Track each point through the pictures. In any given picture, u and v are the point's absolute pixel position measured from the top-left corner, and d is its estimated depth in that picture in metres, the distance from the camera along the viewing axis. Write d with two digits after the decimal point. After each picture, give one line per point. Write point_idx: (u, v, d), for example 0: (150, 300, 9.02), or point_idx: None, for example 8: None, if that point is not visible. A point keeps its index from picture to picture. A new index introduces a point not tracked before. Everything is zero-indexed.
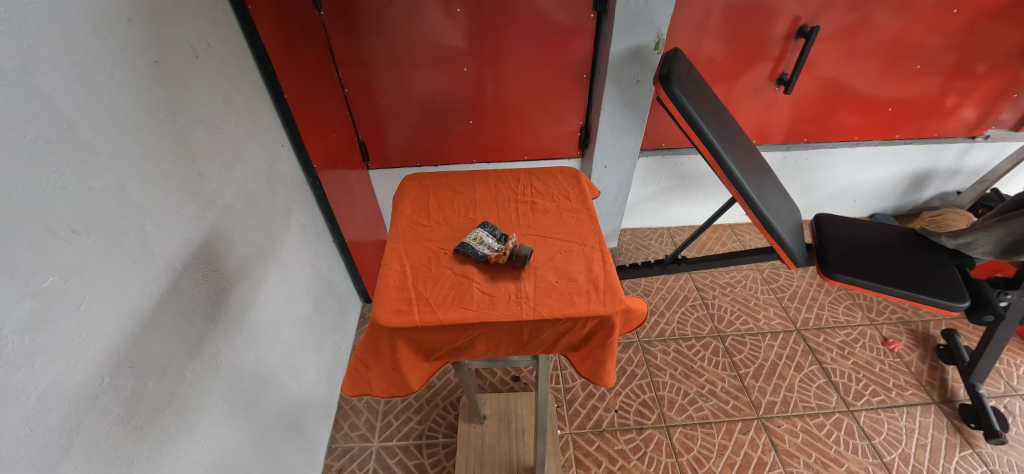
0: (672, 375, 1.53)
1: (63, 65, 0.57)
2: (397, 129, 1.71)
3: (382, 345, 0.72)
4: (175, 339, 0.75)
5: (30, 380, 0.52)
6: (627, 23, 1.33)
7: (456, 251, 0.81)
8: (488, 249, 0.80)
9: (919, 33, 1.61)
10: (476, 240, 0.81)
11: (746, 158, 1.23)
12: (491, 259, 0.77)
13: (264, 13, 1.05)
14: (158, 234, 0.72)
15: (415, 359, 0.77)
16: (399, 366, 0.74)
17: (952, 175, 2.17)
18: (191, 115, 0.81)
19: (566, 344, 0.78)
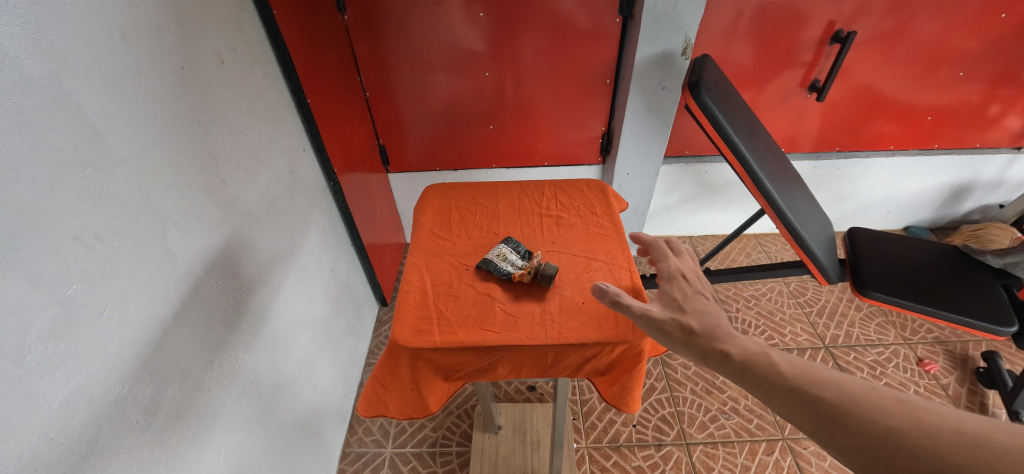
0: (693, 390, 1.49)
1: (92, 74, 0.57)
2: (418, 133, 1.71)
3: (401, 365, 0.71)
4: (195, 344, 0.75)
5: (52, 388, 0.52)
6: (653, 28, 1.29)
7: (478, 267, 0.79)
8: (511, 266, 0.78)
9: (963, 39, 1.53)
10: (499, 256, 0.79)
11: (778, 168, 1.18)
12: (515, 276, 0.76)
13: (288, 18, 1.05)
14: (181, 241, 0.72)
15: (434, 379, 0.75)
16: (418, 387, 0.73)
17: (994, 187, 2.06)
18: (216, 121, 0.81)
19: (592, 369, 0.75)
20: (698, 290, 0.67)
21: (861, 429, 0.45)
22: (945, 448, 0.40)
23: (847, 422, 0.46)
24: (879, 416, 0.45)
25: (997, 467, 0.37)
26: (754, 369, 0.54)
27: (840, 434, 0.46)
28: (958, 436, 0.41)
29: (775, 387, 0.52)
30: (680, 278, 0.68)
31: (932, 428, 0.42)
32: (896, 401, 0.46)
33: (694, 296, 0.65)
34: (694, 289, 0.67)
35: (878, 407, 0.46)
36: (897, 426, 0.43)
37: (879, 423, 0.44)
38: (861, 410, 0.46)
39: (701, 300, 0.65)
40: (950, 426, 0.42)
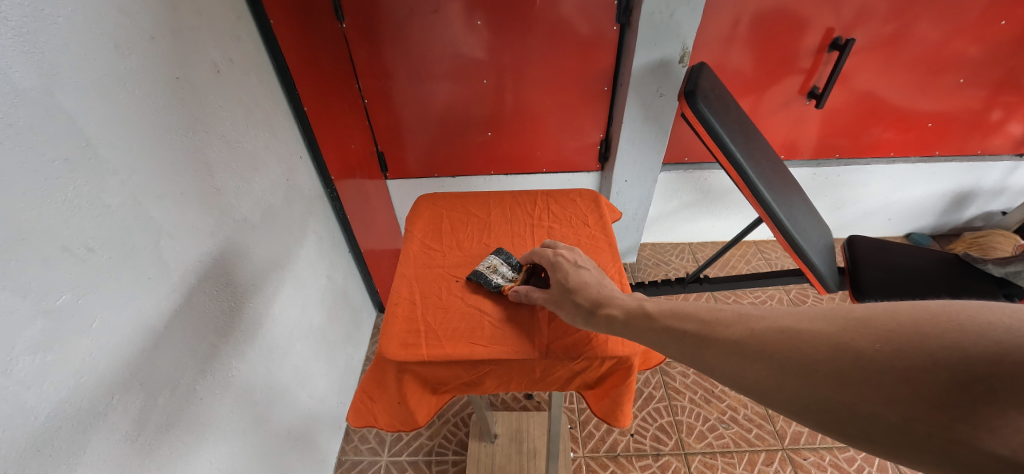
0: (691, 399, 1.47)
1: (85, 84, 0.58)
2: (416, 140, 1.71)
3: (389, 377, 0.71)
4: (187, 353, 0.75)
5: (39, 400, 0.52)
6: (650, 36, 1.29)
7: (469, 279, 0.79)
8: (502, 279, 0.78)
9: (963, 45, 1.52)
10: (490, 269, 0.79)
11: (775, 176, 1.18)
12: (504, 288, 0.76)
13: (286, 27, 1.06)
14: (173, 250, 0.72)
15: (423, 392, 0.74)
16: (405, 400, 0.72)
17: (996, 194, 2.04)
18: (211, 130, 0.82)
19: (581, 382, 0.74)
20: (580, 265, 0.71)
21: (741, 347, 0.46)
22: (803, 339, 0.41)
23: (729, 346, 0.47)
24: (753, 332, 0.46)
25: (805, 351, 0.40)
26: (647, 324, 0.57)
27: (728, 361, 0.46)
28: (813, 325, 0.42)
29: (669, 336, 0.54)
30: (560, 261, 0.72)
31: (792, 327, 0.43)
32: (765, 316, 0.47)
33: (575, 273, 0.70)
34: (576, 266, 0.71)
35: (750, 325, 0.47)
36: (766, 336, 0.44)
37: (755, 340, 0.45)
38: (738, 333, 0.47)
39: (585, 274, 0.69)
40: (806, 319, 0.43)
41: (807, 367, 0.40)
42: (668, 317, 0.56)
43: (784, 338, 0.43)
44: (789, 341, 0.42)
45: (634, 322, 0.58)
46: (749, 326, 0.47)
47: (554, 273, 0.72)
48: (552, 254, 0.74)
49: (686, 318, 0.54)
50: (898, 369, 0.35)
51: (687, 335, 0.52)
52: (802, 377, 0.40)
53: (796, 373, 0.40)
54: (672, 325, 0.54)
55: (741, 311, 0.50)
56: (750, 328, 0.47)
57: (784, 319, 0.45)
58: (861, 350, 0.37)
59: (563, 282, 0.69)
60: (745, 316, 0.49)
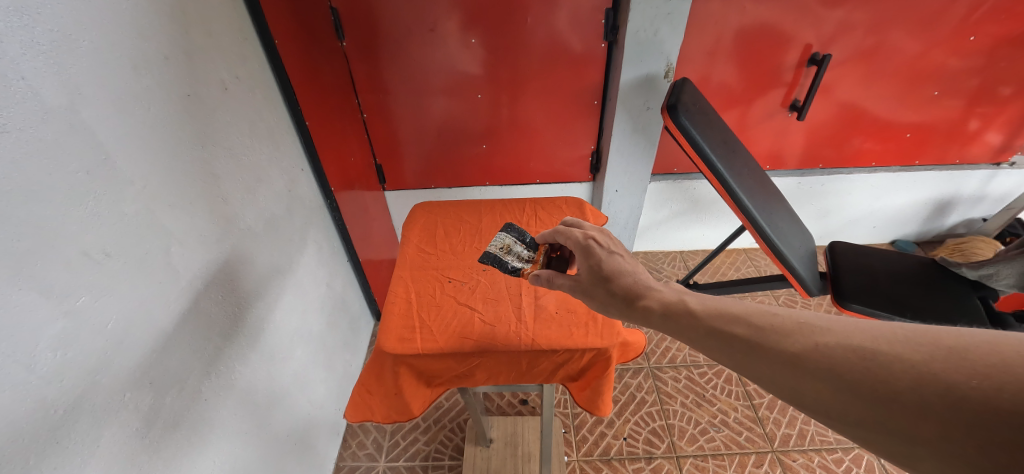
0: (683, 403, 1.50)
1: (105, 102, 0.62)
2: (413, 153, 1.77)
3: (386, 370, 0.75)
4: (194, 355, 0.78)
5: (59, 393, 0.56)
6: (636, 52, 1.36)
7: (487, 261, 0.87)
8: (516, 257, 0.86)
9: (936, 59, 1.60)
10: (504, 251, 0.88)
11: (756, 185, 1.23)
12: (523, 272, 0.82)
13: (289, 45, 1.12)
14: (182, 256, 0.76)
15: (417, 384, 0.78)
16: (401, 391, 0.76)
17: (977, 201, 2.11)
18: (219, 143, 0.86)
19: (565, 374, 0.79)
20: (612, 251, 0.71)
21: (805, 362, 0.45)
22: (885, 364, 0.41)
23: (789, 357, 0.46)
24: (818, 346, 0.45)
25: (885, 375, 0.40)
26: (690, 324, 0.57)
27: (787, 373, 0.46)
28: (893, 349, 0.41)
29: (717, 339, 0.53)
30: (592, 245, 0.72)
31: (865, 347, 0.43)
32: (829, 329, 0.46)
33: (609, 260, 0.70)
34: (608, 251, 0.71)
35: (813, 339, 0.46)
36: (836, 353, 0.44)
37: (821, 355, 0.44)
38: (799, 345, 0.47)
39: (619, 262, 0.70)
40: (881, 340, 0.43)
41: (887, 394, 0.40)
42: (718, 320, 0.55)
43: (859, 359, 0.42)
44: (866, 362, 0.42)
45: (677, 320, 0.58)
46: (813, 338, 0.46)
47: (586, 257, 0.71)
48: (583, 236, 0.73)
49: (735, 321, 0.53)
50: (998, 410, 0.34)
51: (736, 338, 0.52)
52: (878, 402, 0.40)
53: (871, 397, 0.40)
54: (720, 329, 0.54)
55: (798, 320, 0.49)
56: (814, 341, 0.46)
57: (855, 336, 0.44)
58: (956, 384, 0.37)
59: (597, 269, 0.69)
60: (804, 326, 0.48)
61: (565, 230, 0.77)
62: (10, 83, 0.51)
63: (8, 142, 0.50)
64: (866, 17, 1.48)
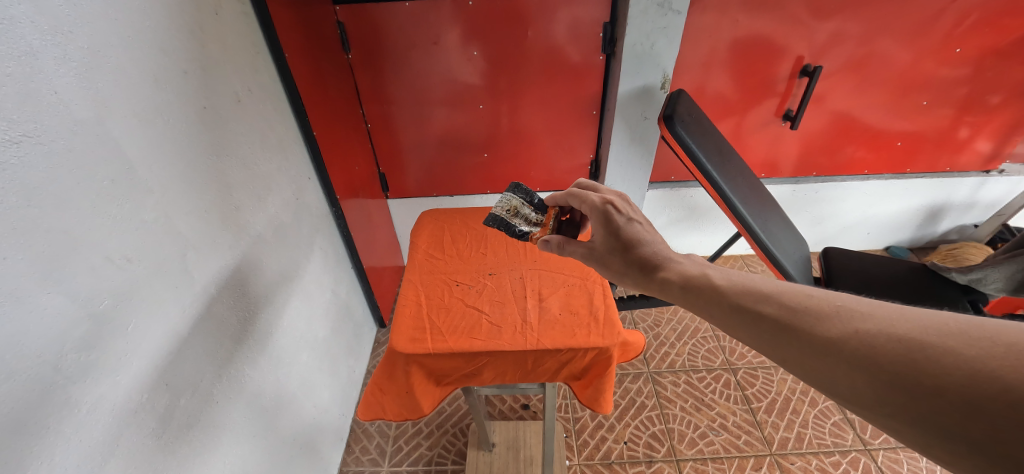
0: (682, 407, 1.52)
1: (128, 114, 0.65)
2: (416, 162, 1.80)
3: (397, 370, 0.77)
4: (206, 358, 0.81)
5: (82, 393, 0.58)
6: (634, 64, 1.40)
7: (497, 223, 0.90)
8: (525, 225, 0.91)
9: (925, 69, 1.64)
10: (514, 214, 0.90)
11: (751, 193, 1.27)
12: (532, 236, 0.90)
13: (298, 58, 1.15)
14: (197, 261, 0.79)
15: (427, 383, 0.81)
16: (412, 390, 0.78)
17: (968, 208, 2.15)
18: (232, 153, 0.89)
19: (568, 373, 0.81)
20: (630, 217, 0.77)
21: (841, 349, 0.45)
22: (932, 359, 0.40)
23: (824, 344, 0.47)
24: (857, 333, 0.45)
25: (929, 368, 0.40)
26: (719, 304, 0.59)
27: (821, 359, 0.46)
28: (942, 343, 0.40)
29: (746, 319, 0.54)
30: (610, 210, 0.77)
31: (911, 339, 0.42)
32: (871, 316, 0.46)
33: (627, 227, 0.75)
34: (626, 218, 0.77)
35: (853, 325, 0.46)
36: (877, 343, 0.43)
37: (860, 343, 0.44)
38: (836, 331, 0.46)
39: (636, 229, 0.75)
40: (929, 333, 0.42)
41: (930, 389, 0.39)
42: (748, 300, 0.56)
43: (902, 350, 0.42)
44: (910, 355, 0.41)
45: (702, 296, 0.61)
46: (852, 325, 0.46)
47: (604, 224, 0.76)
48: (601, 201, 0.78)
49: (767, 301, 0.54)
50: None
51: (766, 319, 0.53)
52: (919, 396, 0.40)
53: (911, 391, 0.40)
54: (750, 309, 0.55)
55: (837, 304, 0.49)
56: (853, 327, 0.46)
57: (899, 326, 0.43)
58: (1014, 384, 0.35)
59: (614, 237, 0.75)
60: (842, 311, 0.48)
61: (580, 194, 0.83)
62: (44, 98, 0.54)
63: (40, 154, 0.53)
64: (855, 30, 1.53)
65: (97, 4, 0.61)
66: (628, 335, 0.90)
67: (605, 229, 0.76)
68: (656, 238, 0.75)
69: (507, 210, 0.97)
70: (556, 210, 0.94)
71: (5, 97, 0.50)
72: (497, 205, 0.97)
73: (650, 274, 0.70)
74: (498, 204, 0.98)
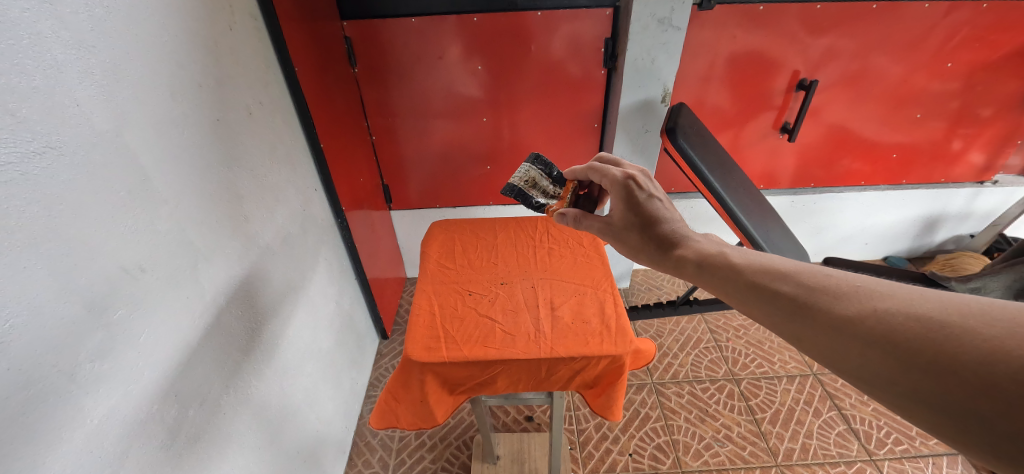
0: (687, 418, 1.52)
1: (146, 126, 0.66)
2: (419, 173, 1.82)
3: (412, 378, 0.81)
4: (215, 369, 0.80)
5: (95, 403, 0.58)
6: (635, 78, 1.43)
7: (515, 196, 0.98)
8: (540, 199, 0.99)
9: (918, 83, 1.68)
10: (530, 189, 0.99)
11: (751, 203, 1.28)
12: (548, 209, 0.98)
13: (307, 72, 1.17)
14: (208, 272, 0.79)
15: (441, 392, 0.84)
16: (427, 398, 0.82)
17: (964, 218, 2.18)
18: (242, 165, 0.90)
19: (581, 381, 0.85)
20: (650, 194, 0.81)
21: (857, 326, 0.48)
22: (950, 337, 0.42)
23: (841, 321, 0.49)
24: (876, 311, 0.48)
25: (944, 346, 0.42)
26: (738, 282, 0.62)
27: (837, 336, 0.49)
28: (963, 323, 0.42)
29: (764, 296, 0.58)
30: (631, 186, 0.81)
31: (931, 319, 0.44)
32: (890, 297, 0.48)
33: (647, 204, 0.79)
34: (647, 195, 0.81)
35: (871, 303, 0.49)
36: (895, 321, 0.46)
37: (878, 321, 0.47)
38: (854, 309, 0.49)
39: (656, 206, 0.80)
40: (949, 313, 0.44)
41: (946, 366, 0.41)
42: (768, 278, 0.59)
43: (920, 328, 0.44)
44: (928, 333, 0.43)
45: (720, 274, 0.65)
46: (871, 304, 0.49)
47: (626, 200, 0.80)
48: (623, 175, 0.82)
49: (785, 279, 0.57)
50: None
51: (782, 295, 0.56)
52: (934, 373, 0.42)
53: (928, 367, 0.42)
54: (769, 286, 0.58)
55: (857, 285, 0.51)
56: (871, 306, 0.48)
57: (918, 306, 0.46)
58: None
59: (635, 214, 0.79)
60: (862, 291, 0.50)
61: (601, 168, 0.87)
62: (66, 110, 0.55)
63: (62, 164, 0.54)
64: (850, 45, 1.56)
65: (119, 19, 0.62)
66: (639, 344, 0.94)
67: (625, 206, 0.80)
68: (674, 217, 0.79)
69: (525, 180, 1.02)
70: (573, 185, 1.00)
71: (30, 109, 0.50)
72: (516, 175, 1.01)
73: (669, 252, 0.74)
74: (516, 173, 1.02)
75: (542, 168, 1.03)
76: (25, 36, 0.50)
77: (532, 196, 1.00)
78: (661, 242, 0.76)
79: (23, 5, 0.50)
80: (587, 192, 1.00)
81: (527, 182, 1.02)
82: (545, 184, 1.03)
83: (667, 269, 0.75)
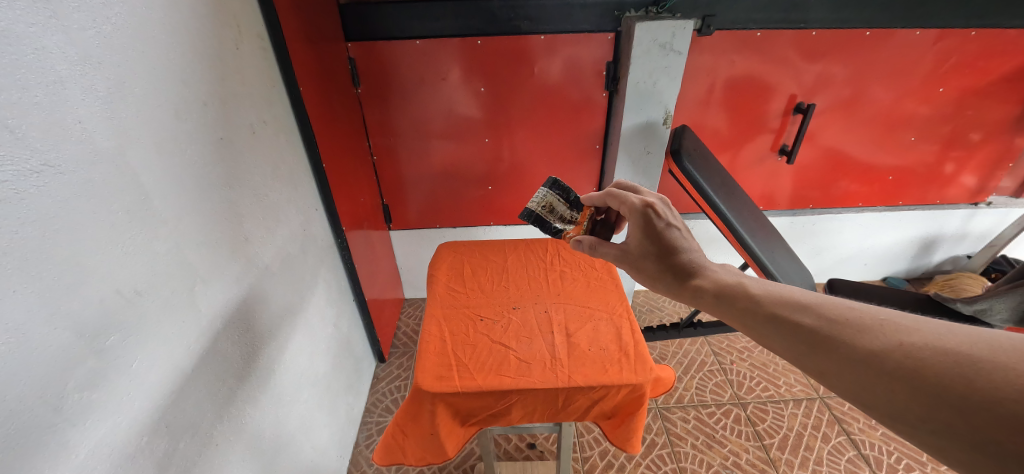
0: (694, 445, 1.48)
1: (149, 146, 0.65)
2: (420, 194, 1.81)
3: (422, 409, 0.78)
4: (208, 397, 0.77)
5: (81, 437, 0.54)
6: (637, 101, 1.45)
7: (531, 220, 0.98)
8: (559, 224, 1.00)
9: (911, 107, 1.72)
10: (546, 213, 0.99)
11: (756, 224, 1.28)
12: (565, 235, 0.98)
13: (311, 91, 1.17)
14: (205, 295, 0.76)
15: (453, 424, 0.82)
16: (437, 431, 0.79)
17: (960, 239, 2.20)
18: (244, 184, 0.89)
19: (599, 411, 0.83)
20: (669, 223, 0.79)
21: (884, 360, 0.46)
22: (981, 373, 0.40)
23: (866, 355, 0.48)
24: (902, 345, 0.46)
25: (977, 382, 0.40)
26: (757, 314, 0.60)
27: (862, 370, 0.47)
28: (993, 358, 0.41)
29: (786, 327, 0.56)
30: (650, 214, 0.79)
31: (961, 354, 0.43)
32: (917, 331, 0.47)
33: (666, 233, 0.78)
34: (665, 224, 0.79)
35: (897, 338, 0.47)
36: (922, 356, 0.44)
37: (905, 355, 0.45)
38: (880, 343, 0.48)
39: (674, 235, 0.78)
40: (978, 348, 0.42)
41: (979, 403, 0.39)
42: (790, 311, 0.57)
43: (949, 364, 0.43)
44: (958, 369, 0.42)
45: (739, 305, 0.63)
46: (897, 338, 0.47)
47: (644, 228, 0.78)
48: (641, 203, 0.80)
49: (807, 312, 0.56)
50: None
51: (805, 328, 0.54)
52: (966, 410, 0.40)
53: (959, 403, 0.41)
54: (791, 319, 0.56)
55: (881, 319, 0.50)
56: (897, 340, 0.47)
57: (946, 342, 0.44)
58: None
59: (652, 243, 0.78)
60: (887, 325, 0.49)
61: (619, 195, 0.85)
62: (67, 126, 0.53)
63: (59, 183, 0.52)
64: (844, 71, 1.60)
65: (126, 36, 0.61)
66: (660, 372, 0.97)
67: (643, 233, 0.78)
68: (692, 246, 0.78)
69: (542, 205, 1.00)
70: (590, 210, 0.99)
71: (30, 126, 0.49)
72: (533, 199, 0.99)
73: (686, 282, 0.73)
74: (533, 198, 1.00)
75: (560, 192, 1.01)
76: (29, 51, 0.49)
77: (550, 222, 1.00)
78: (678, 271, 0.74)
79: (29, 19, 0.49)
80: (604, 218, 1.00)
81: (543, 206, 1.01)
82: (562, 209, 1.01)
83: (684, 299, 0.73)
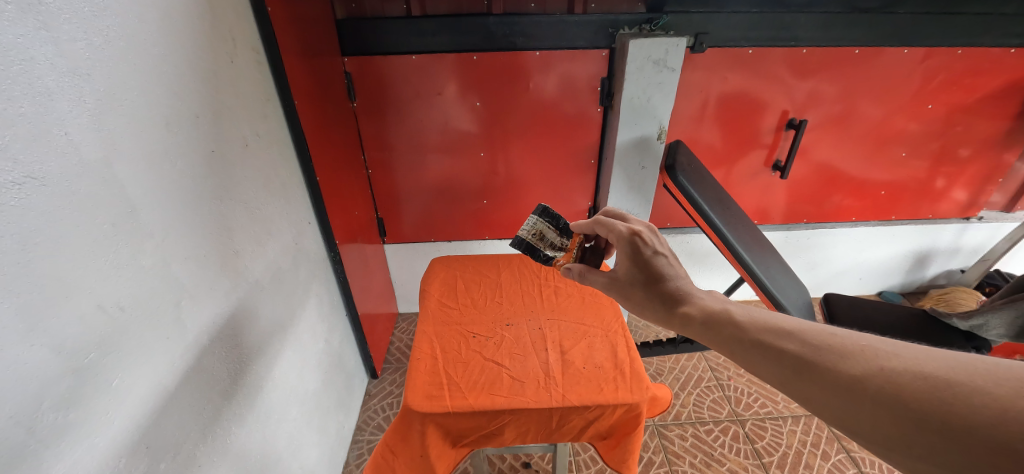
0: (692, 463, 1.45)
1: (138, 158, 0.64)
2: (414, 207, 1.80)
3: (413, 429, 0.76)
4: (192, 417, 0.74)
5: (55, 460, 0.52)
6: (631, 117, 1.46)
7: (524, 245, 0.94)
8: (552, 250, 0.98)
9: (901, 123, 1.74)
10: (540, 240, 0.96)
11: (751, 239, 1.28)
12: (557, 263, 0.98)
13: (306, 104, 1.17)
14: (191, 311, 0.74)
15: (444, 445, 0.80)
16: (427, 453, 0.77)
17: (953, 253, 2.21)
18: (235, 197, 0.88)
19: (594, 432, 0.81)
20: (656, 250, 0.78)
21: (865, 386, 0.45)
22: (959, 397, 0.40)
23: (849, 381, 0.47)
24: (883, 370, 0.45)
25: (958, 407, 0.40)
26: (742, 341, 0.59)
27: (845, 396, 0.46)
28: (972, 382, 0.40)
29: (771, 354, 0.55)
30: (637, 241, 0.79)
31: (940, 378, 0.42)
32: (897, 356, 0.46)
33: (653, 260, 0.77)
34: (653, 251, 0.78)
35: (878, 362, 0.46)
36: (903, 380, 0.43)
37: (886, 380, 0.44)
38: (862, 368, 0.47)
39: (661, 263, 0.77)
40: (956, 373, 0.42)
41: (959, 428, 0.39)
42: (774, 338, 0.56)
43: (929, 388, 0.42)
44: (938, 392, 0.41)
45: (725, 332, 0.62)
46: (878, 363, 0.46)
47: (631, 255, 0.78)
48: (628, 231, 0.79)
49: (790, 338, 0.55)
50: None
51: (789, 354, 0.53)
52: (948, 436, 0.39)
53: (941, 429, 0.40)
54: (775, 345, 0.55)
55: (862, 345, 0.49)
56: (878, 365, 0.46)
57: (925, 366, 0.44)
58: None
59: (641, 270, 0.77)
60: (867, 350, 0.48)
61: (607, 222, 0.84)
62: (53, 138, 0.52)
63: (42, 196, 0.51)
64: (834, 88, 1.63)
65: (116, 49, 0.60)
66: (656, 391, 0.95)
67: (631, 260, 0.78)
68: (680, 274, 0.77)
69: (532, 232, 0.98)
70: (579, 238, 0.98)
71: (14, 138, 0.48)
72: (524, 227, 0.97)
73: (674, 309, 0.71)
74: (524, 225, 0.98)
75: (550, 219, 0.98)
76: (16, 62, 0.48)
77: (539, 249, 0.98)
78: (665, 298, 0.73)
79: (17, 30, 0.48)
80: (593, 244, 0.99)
81: (533, 234, 0.98)
82: (552, 237, 0.99)
83: (672, 327, 0.72)
